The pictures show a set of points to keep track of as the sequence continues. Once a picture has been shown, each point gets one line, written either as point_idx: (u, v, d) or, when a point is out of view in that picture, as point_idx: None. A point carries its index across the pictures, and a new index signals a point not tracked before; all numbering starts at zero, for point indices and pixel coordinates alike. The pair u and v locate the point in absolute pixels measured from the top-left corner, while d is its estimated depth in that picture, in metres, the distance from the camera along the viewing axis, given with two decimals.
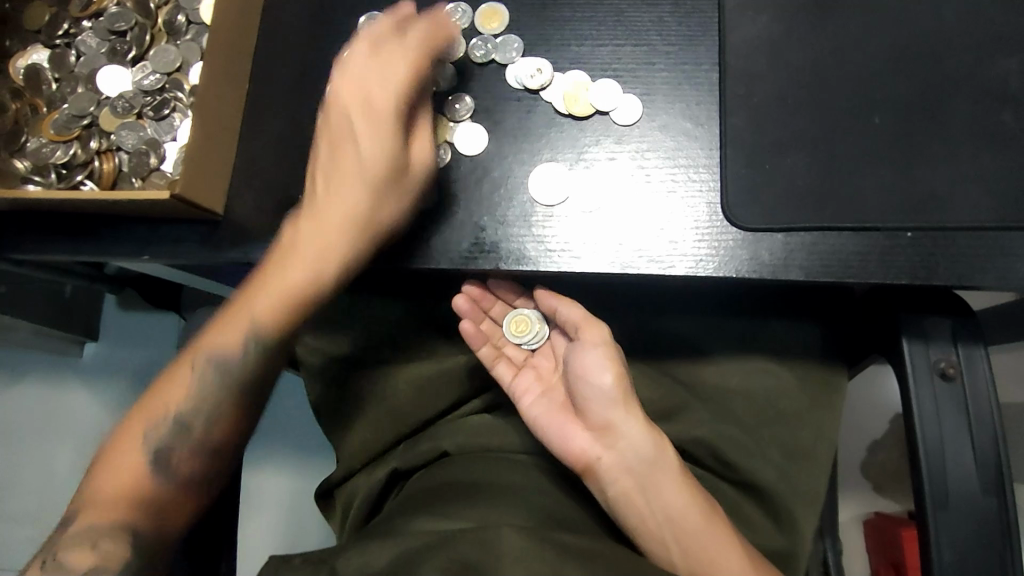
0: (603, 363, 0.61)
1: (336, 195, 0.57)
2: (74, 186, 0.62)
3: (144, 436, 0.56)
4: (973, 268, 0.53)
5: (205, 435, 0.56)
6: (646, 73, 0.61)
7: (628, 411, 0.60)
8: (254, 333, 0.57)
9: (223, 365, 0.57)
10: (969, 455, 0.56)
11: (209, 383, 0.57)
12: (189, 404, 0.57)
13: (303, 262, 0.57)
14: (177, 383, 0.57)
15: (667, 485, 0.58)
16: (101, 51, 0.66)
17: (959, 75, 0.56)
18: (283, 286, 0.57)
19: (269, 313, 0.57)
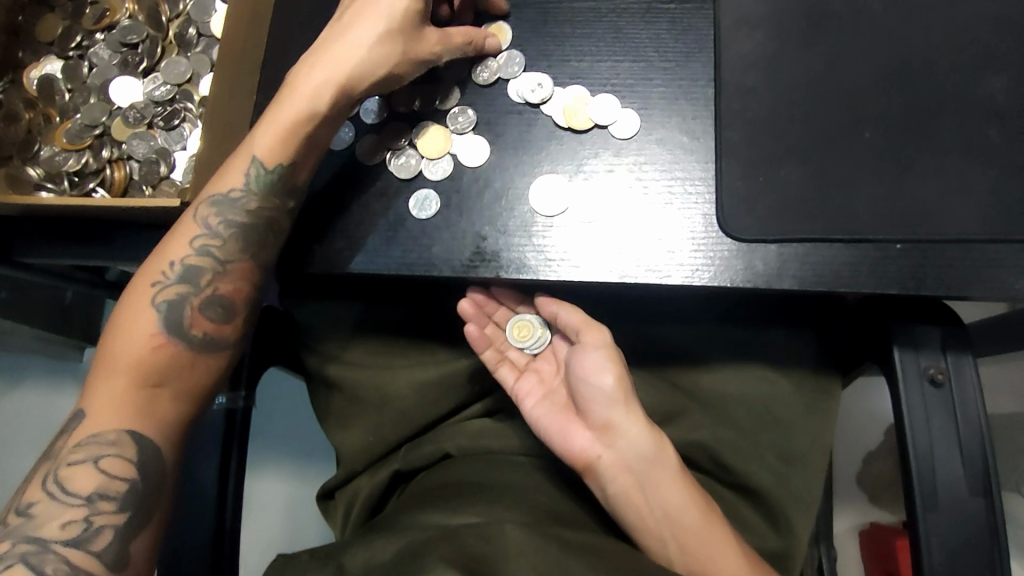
0: (605, 364, 0.62)
1: (353, 32, 0.61)
2: (85, 193, 0.63)
3: (154, 296, 0.59)
4: (961, 278, 0.55)
5: (212, 286, 0.60)
6: (644, 88, 0.63)
7: (628, 411, 0.61)
8: (254, 163, 0.60)
9: (225, 208, 0.60)
10: (957, 458, 0.57)
11: (214, 226, 0.60)
12: (195, 252, 0.59)
13: (304, 91, 0.60)
14: (181, 234, 0.60)
15: (665, 484, 0.59)
16: (113, 62, 0.67)
17: (947, 92, 0.58)
18: (287, 114, 0.60)
19: (270, 142, 0.60)
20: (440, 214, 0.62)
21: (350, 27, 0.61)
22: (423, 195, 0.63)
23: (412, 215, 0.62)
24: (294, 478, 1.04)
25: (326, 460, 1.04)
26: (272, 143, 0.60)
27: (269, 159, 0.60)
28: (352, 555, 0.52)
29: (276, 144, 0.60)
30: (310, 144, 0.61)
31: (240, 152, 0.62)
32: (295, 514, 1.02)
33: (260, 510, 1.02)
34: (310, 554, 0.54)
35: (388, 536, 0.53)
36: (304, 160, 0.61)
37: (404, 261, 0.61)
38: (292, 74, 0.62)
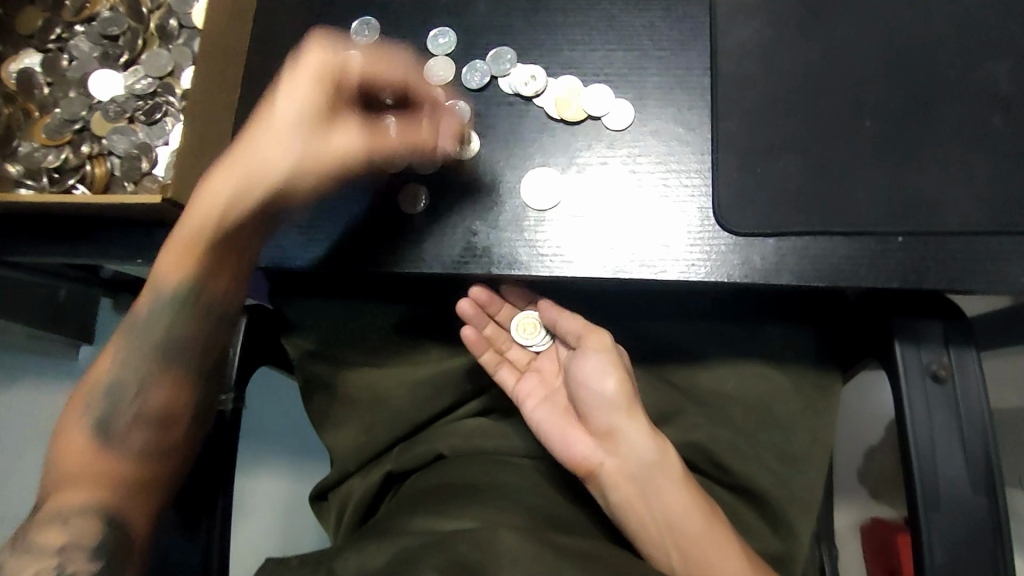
0: (609, 370, 0.61)
1: (272, 150, 0.54)
2: (65, 190, 0.61)
3: (88, 401, 0.55)
4: (963, 272, 0.53)
5: (144, 401, 0.55)
6: (638, 78, 0.61)
7: (631, 418, 0.60)
8: (173, 288, 0.56)
9: (147, 329, 0.57)
10: (960, 456, 0.56)
11: (139, 343, 0.56)
12: (119, 373, 0.56)
13: (215, 198, 0.54)
14: (107, 357, 0.57)
15: (665, 487, 0.58)
16: (93, 55, 0.65)
17: (950, 79, 0.57)
18: (202, 234, 0.55)
19: (185, 267, 0.56)
20: (430, 208, 0.61)
21: (258, 130, 0.55)
22: (412, 190, 0.61)
23: (401, 211, 0.61)
24: (288, 478, 1.03)
25: (321, 461, 1.03)
26: (182, 255, 0.55)
27: (175, 270, 0.56)
28: (344, 560, 0.51)
29: (186, 260, 0.56)
30: (230, 253, 0.57)
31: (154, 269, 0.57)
32: (289, 518, 1.00)
33: (253, 510, 1.01)
34: (300, 560, 0.53)
35: (380, 541, 0.52)
36: (227, 280, 0.58)
37: (394, 260, 0.60)
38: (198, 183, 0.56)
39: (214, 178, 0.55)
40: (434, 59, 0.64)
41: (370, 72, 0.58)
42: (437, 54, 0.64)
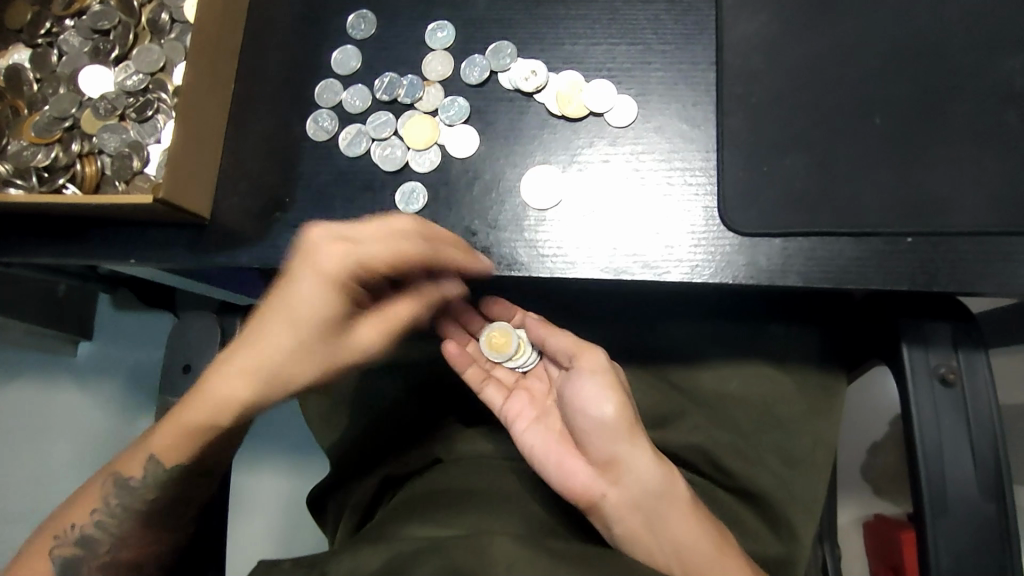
0: (607, 392, 0.59)
1: (271, 341, 0.55)
2: (55, 190, 0.60)
3: (52, 551, 0.57)
4: (974, 274, 0.52)
5: (114, 552, 0.57)
6: (641, 73, 0.60)
7: (633, 443, 0.58)
8: (154, 459, 0.57)
9: (125, 492, 0.58)
10: (967, 460, 0.55)
11: (111, 506, 0.57)
12: (94, 520, 0.57)
13: (208, 394, 0.57)
14: (85, 501, 0.58)
15: (668, 506, 0.57)
16: (83, 50, 0.64)
17: (963, 74, 0.55)
18: (199, 422, 0.56)
19: (175, 442, 0.57)
20: (428, 207, 0.59)
21: (263, 326, 0.56)
22: (410, 188, 0.60)
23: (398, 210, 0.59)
24: (288, 475, 1.02)
25: (320, 460, 1.02)
26: (181, 437, 0.57)
27: (168, 454, 0.57)
28: (337, 562, 0.50)
29: (179, 447, 0.57)
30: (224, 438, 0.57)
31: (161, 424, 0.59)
32: (288, 516, 1.00)
33: (253, 509, 1.00)
34: (292, 562, 0.52)
35: (375, 545, 0.51)
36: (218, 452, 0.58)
37: None
38: (224, 358, 0.58)
39: (219, 375, 0.57)
40: (432, 55, 0.62)
41: (389, 254, 0.53)
42: (435, 48, 0.62)
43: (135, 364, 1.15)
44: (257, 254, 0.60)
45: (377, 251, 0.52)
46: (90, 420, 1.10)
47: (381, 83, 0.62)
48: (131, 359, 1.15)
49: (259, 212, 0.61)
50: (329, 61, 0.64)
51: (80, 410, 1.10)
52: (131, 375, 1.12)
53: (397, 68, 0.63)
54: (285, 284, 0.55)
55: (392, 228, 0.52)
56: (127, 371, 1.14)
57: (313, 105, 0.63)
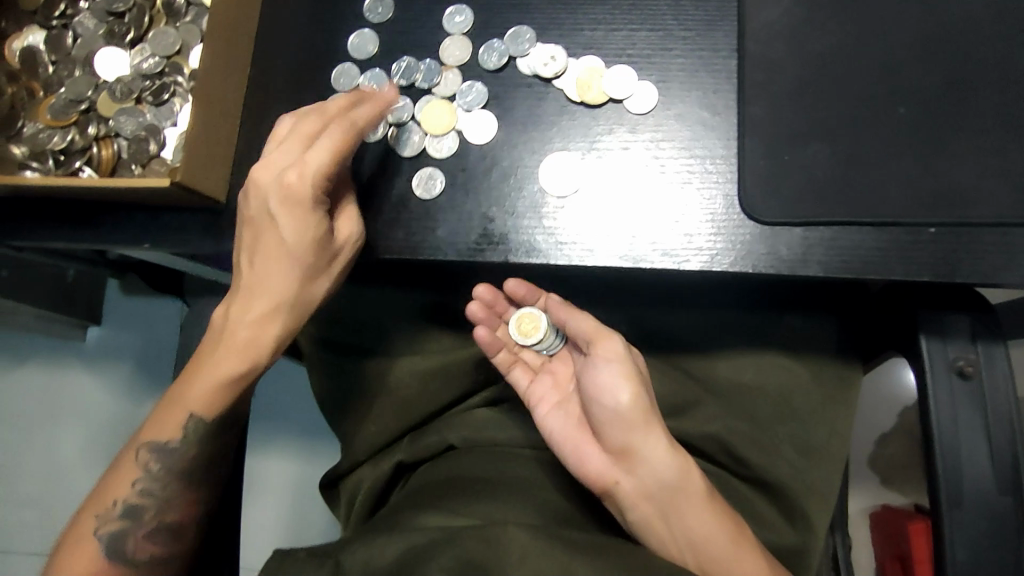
0: (631, 376, 0.59)
1: (268, 274, 0.55)
2: (72, 173, 0.60)
3: (96, 526, 0.55)
4: (997, 266, 0.52)
5: (157, 518, 0.55)
6: (662, 59, 0.59)
7: (648, 433, 0.58)
8: (193, 419, 0.56)
9: (164, 455, 0.56)
10: (984, 453, 0.55)
11: (153, 470, 0.56)
12: (138, 490, 0.56)
13: (231, 345, 0.56)
14: (122, 474, 0.56)
15: (683, 497, 0.56)
16: (98, 32, 0.64)
17: (988, 63, 0.54)
18: (229, 374, 0.56)
19: (211, 399, 0.56)
20: (445, 193, 0.59)
21: (259, 264, 0.56)
22: (427, 174, 0.59)
23: (416, 196, 0.59)
24: (298, 462, 1.02)
25: (330, 445, 1.02)
26: (212, 394, 0.56)
27: (208, 410, 0.56)
28: (352, 553, 0.50)
29: (221, 400, 0.56)
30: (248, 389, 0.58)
31: (178, 391, 0.57)
32: (299, 500, 1.00)
33: (263, 494, 1.01)
34: (307, 551, 0.51)
35: (389, 534, 0.51)
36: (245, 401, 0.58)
37: (409, 246, 0.58)
38: (224, 321, 0.57)
39: (231, 327, 0.56)
40: (448, 40, 0.62)
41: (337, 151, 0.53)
42: (454, 32, 0.62)
43: (142, 353, 1.12)
44: None
45: (331, 159, 0.53)
46: (97, 403, 1.10)
47: (398, 67, 0.62)
48: (137, 347, 1.13)
49: None
50: (346, 46, 0.63)
51: (92, 394, 1.11)
52: (142, 360, 1.12)
53: (414, 53, 0.62)
54: (263, 233, 0.55)
55: (334, 135, 0.53)
56: (134, 360, 1.12)
57: (329, 90, 0.63)
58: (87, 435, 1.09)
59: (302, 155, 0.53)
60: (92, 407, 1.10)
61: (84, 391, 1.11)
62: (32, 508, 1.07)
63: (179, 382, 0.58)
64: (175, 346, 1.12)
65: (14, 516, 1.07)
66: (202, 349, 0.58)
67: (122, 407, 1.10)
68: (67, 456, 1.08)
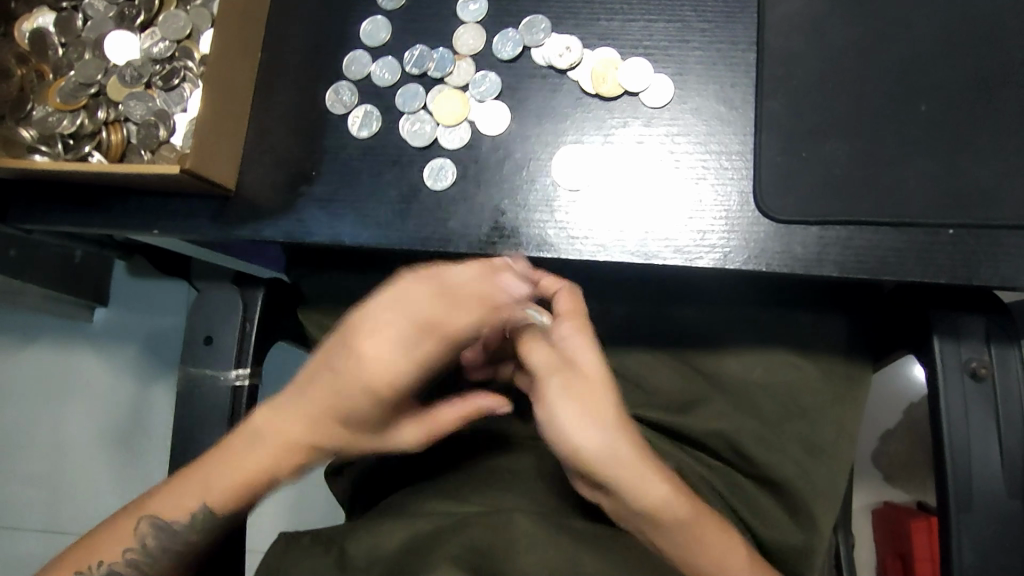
0: (588, 408, 0.53)
1: (300, 415, 0.53)
2: (81, 157, 0.60)
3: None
4: (1016, 268, 0.51)
5: None
6: (679, 52, 0.58)
7: (617, 472, 0.52)
8: (205, 507, 0.54)
9: (164, 534, 0.54)
10: (996, 456, 0.54)
11: (149, 547, 0.54)
12: (125, 559, 0.54)
13: (249, 461, 0.53)
14: (113, 537, 0.54)
15: (665, 515, 0.53)
16: (108, 15, 0.63)
17: (1012, 61, 0.53)
18: (239, 483, 0.53)
19: (226, 496, 0.54)
20: (456, 184, 0.58)
21: (295, 404, 0.53)
22: (439, 164, 0.59)
23: (427, 186, 0.58)
24: None
25: None
26: (236, 495, 0.54)
27: (223, 506, 0.54)
28: (355, 540, 0.51)
29: (239, 499, 0.54)
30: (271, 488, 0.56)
31: (184, 477, 0.54)
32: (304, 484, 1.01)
33: None
34: (312, 538, 0.54)
35: (394, 521, 0.52)
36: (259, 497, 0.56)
37: (419, 237, 0.58)
38: (262, 429, 0.53)
39: (257, 433, 0.54)
40: (461, 28, 0.61)
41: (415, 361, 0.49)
42: (468, 21, 0.61)
43: (149, 334, 1.11)
44: (281, 229, 0.60)
45: (380, 370, 0.49)
46: (105, 383, 1.11)
47: (410, 56, 0.61)
48: (144, 329, 1.12)
49: (285, 183, 0.61)
50: (358, 32, 0.62)
51: (100, 376, 1.11)
52: (147, 344, 1.11)
53: (427, 41, 0.61)
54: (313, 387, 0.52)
55: (402, 335, 0.48)
56: (140, 341, 1.12)
57: (340, 76, 0.62)
58: (97, 414, 1.10)
59: (385, 350, 0.48)
60: (99, 388, 1.11)
61: (91, 373, 1.12)
62: (41, 484, 1.09)
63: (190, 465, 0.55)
64: (179, 330, 1.10)
65: (26, 491, 1.09)
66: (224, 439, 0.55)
67: (130, 387, 1.10)
68: (77, 436, 1.10)
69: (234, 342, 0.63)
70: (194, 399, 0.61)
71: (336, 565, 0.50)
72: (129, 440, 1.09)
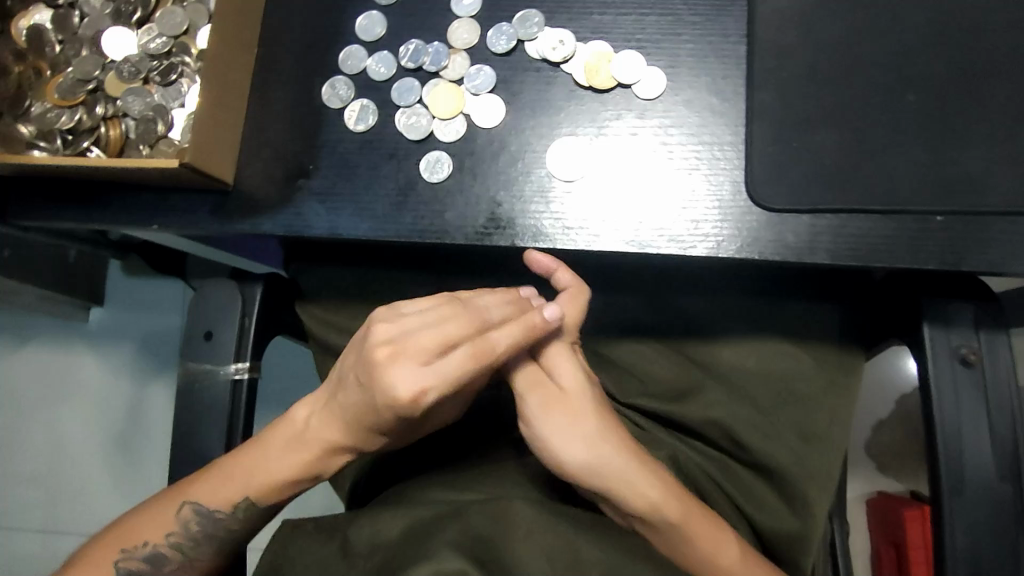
0: (571, 420, 0.54)
1: (335, 421, 0.55)
2: (80, 153, 0.60)
3: (118, 561, 0.56)
4: (1004, 254, 0.52)
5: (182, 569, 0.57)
6: (671, 45, 0.59)
7: (610, 480, 0.53)
8: (245, 499, 0.56)
9: (206, 520, 0.56)
10: (987, 441, 0.55)
11: (192, 530, 0.56)
12: (169, 541, 0.56)
13: (287, 462, 0.56)
14: (158, 520, 0.56)
15: (660, 517, 0.53)
16: (105, 12, 0.63)
17: (999, 51, 0.54)
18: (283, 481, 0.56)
19: (265, 492, 0.56)
20: (452, 176, 0.59)
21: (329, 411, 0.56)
22: (434, 157, 0.59)
23: (423, 179, 0.59)
24: None
25: None
26: (272, 490, 0.56)
27: (264, 499, 0.56)
28: (358, 528, 0.52)
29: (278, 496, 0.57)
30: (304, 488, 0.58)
31: (229, 468, 0.56)
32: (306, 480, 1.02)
33: None
34: (316, 525, 0.55)
35: (395, 509, 0.53)
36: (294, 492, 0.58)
37: (416, 229, 0.58)
38: (304, 426, 0.57)
39: (299, 434, 0.57)
40: (456, 23, 0.61)
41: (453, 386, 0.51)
42: (462, 16, 0.62)
43: (146, 333, 1.12)
44: (280, 223, 0.60)
45: (418, 376, 0.51)
46: (103, 381, 1.11)
47: (406, 50, 0.61)
48: (140, 327, 1.12)
49: (283, 178, 0.61)
50: (353, 28, 0.63)
51: (97, 375, 1.12)
52: (144, 342, 1.11)
53: (422, 35, 0.62)
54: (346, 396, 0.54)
55: (450, 345, 0.52)
56: (137, 339, 1.12)
57: (336, 71, 0.62)
58: (95, 413, 1.10)
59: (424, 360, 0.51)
60: (97, 387, 1.11)
61: (89, 372, 1.12)
62: (40, 485, 1.09)
63: (233, 457, 0.57)
64: (175, 329, 1.10)
65: (25, 492, 1.10)
66: (266, 434, 0.57)
67: (128, 386, 1.10)
68: (76, 435, 1.10)
69: (234, 336, 0.63)
70: (195, 393, 0.62)
71: (340, 554, 0.51)
72: (127, 439, 1.09)
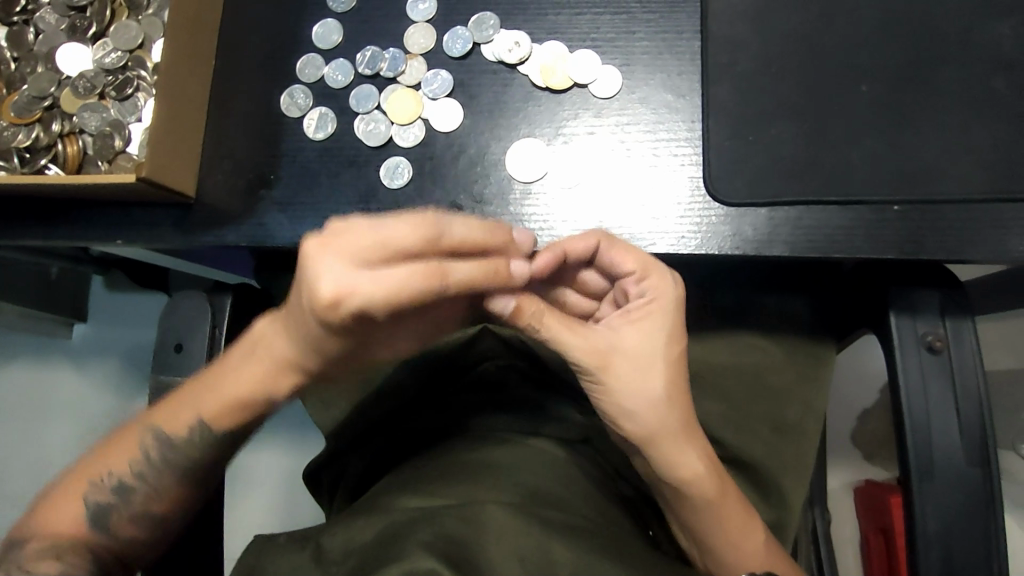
0: (636, 368, 0.51)
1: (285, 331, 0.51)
2: (38, 171, 0.60)
3: (86, 493, 0.55)
4: (962, 242, 0.52)
5: (144, 503, 0.55)
6: (627, 42, 0.59)
7: (686, 444, 0.52)
8: (200, 423, 0.55)
9: (167, 449, 0.55)
10: (955, 426, 0.55)
11: (153, 458, 0.55)
12: (134, 469, 0.56)
13: (243, 380, 0.54)
14: (124, 448, 0.56)
15: (698, 491, 0.53)
16: (60, 28, 0.63)
17: (949, 41, 0.54)
18: (232, 395, 0.54)
19: (222, 412, 0.54)
20: (413, 181, 0.59)
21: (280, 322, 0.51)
22: (395, 162, 0.59)
23: (384, 185, 0.59)
24: (285, 454, 1.04)
25: (315, 435, 1.03)
26: (226, 408, 0.54)
27: (217, 421, 0.54)
28: (331, 537, 0.52)
29: (234, 417, 0.55)
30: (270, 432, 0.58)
31: (190, 395, 0.56)
32: (285, 491, 1.02)
33: (250, 487, 1.03)
34: (287, 537, 0.55)
35: (367, 517, 0.52)
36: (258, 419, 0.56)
37: None
38: (257, 335, 0.53)
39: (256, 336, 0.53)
40: (412, 28, 0.61)
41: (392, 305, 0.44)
42: (418, 21, 0.62)
43: (125, 347, 1.12)
44: (244, 234, 0.60)
45: (378, 299, 0.44)
46: (84, 397, 1.11)
47: (362, 57, 0.61)
48: (119, 342, 1.12)
49: (245, 188, 0.61)
50: (310, 37, 0.63)
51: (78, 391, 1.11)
52: (124, 356, 1.11)
53: (379, 42, 0.62)
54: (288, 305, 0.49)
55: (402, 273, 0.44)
56: (117, 353, 1.12)
57: (294, 80, 0.62)
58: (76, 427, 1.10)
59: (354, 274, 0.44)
60: (78, 402, 1.11)
61: (70, 387, 1.11)
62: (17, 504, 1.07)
63: (197, 381, 0.56)
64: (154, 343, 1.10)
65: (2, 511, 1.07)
66: (230, 355, 0.55)
67: (109, 400, 1.10)
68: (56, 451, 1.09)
69: (206, 348, 0.62)
70: None
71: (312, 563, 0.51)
72: None
